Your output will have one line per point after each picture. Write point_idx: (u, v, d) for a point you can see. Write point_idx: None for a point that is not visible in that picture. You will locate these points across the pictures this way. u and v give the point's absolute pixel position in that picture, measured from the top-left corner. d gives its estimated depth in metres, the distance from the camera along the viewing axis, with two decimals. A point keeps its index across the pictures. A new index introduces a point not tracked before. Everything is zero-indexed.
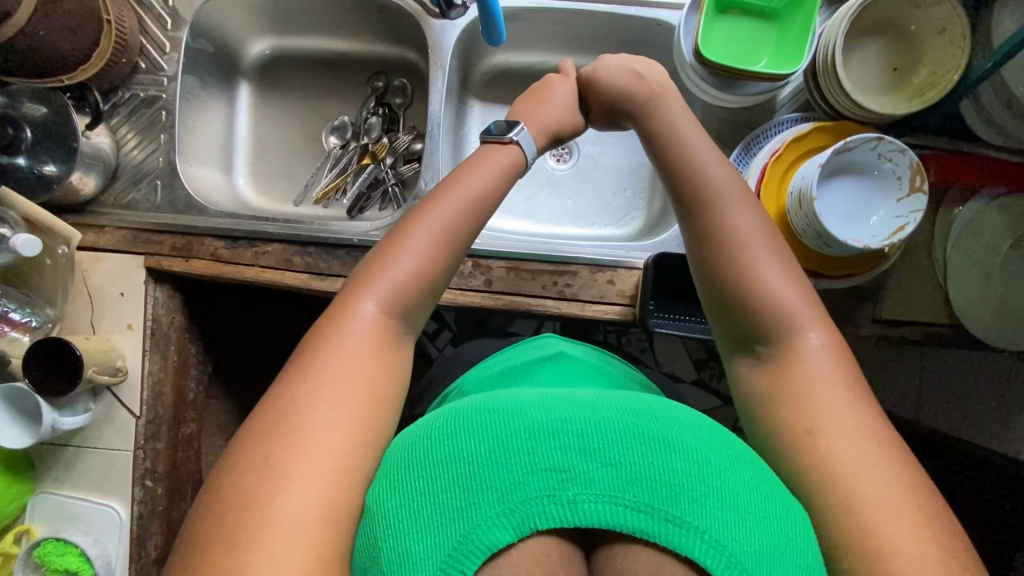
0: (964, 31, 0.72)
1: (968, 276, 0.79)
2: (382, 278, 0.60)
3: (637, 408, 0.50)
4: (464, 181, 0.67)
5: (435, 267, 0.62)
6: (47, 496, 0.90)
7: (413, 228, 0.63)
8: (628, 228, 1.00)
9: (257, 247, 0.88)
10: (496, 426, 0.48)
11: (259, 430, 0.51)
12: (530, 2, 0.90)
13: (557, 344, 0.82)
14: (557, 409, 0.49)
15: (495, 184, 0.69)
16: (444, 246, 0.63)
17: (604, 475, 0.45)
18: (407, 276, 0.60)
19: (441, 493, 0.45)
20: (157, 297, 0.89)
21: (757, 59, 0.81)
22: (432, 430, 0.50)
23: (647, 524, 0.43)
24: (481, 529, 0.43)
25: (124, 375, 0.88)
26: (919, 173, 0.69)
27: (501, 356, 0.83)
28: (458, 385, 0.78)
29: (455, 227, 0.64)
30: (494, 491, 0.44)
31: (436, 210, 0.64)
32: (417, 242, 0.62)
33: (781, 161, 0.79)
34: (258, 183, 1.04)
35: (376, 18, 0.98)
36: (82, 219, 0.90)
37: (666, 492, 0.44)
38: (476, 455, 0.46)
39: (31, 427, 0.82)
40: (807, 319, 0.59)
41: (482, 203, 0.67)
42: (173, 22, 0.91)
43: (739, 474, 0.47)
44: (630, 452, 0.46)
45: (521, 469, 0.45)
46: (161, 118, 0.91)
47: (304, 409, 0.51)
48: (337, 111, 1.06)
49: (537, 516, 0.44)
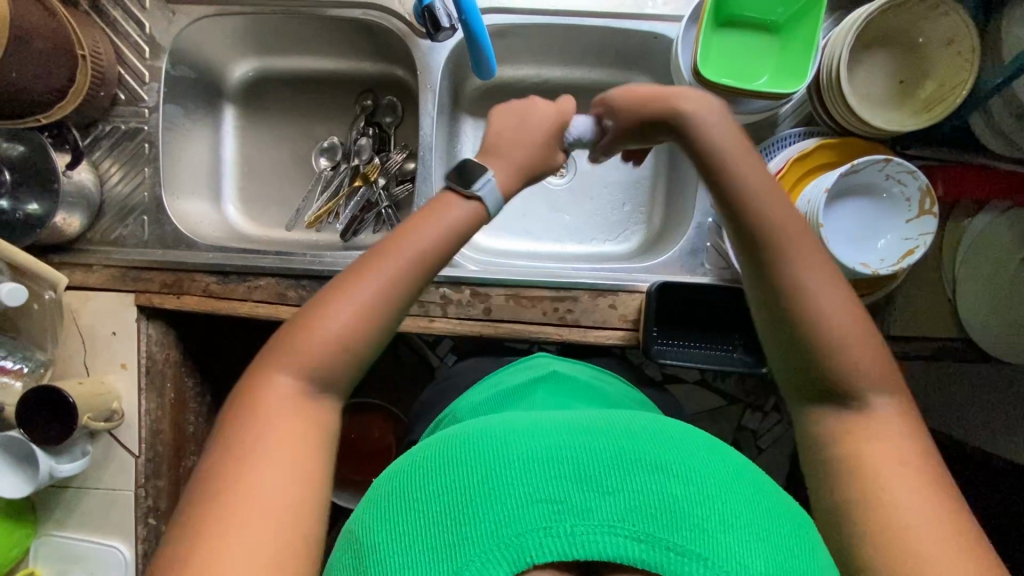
0: (973, 42, 0.69)
1: (977, 289, 0.78)
2: (318, 342, 0.54)
3: (632, 434, 0.48)
4: (424, 229, 0.61)
5: (385, 325, 0.57)
6: (51, 538, 0.89)
7: (352, 280, 0.56)
8: (628, 243, 0.98)
9: (250, 281, 0.86)
10: (490, 455, 0.46)
11: (207, 497, 0.47)
12: (520, 20, 0.87)
13: (551, 363, 0.79)
14: (548, 438, 0.47)
15: (458, 229, 0.63)
16: (382, 303, 0.56)
17: (601, 504, 0.43)
18: (336, 339, 0.54)
19: (432, 526, 0.43)
20: (150, 334, 0.87)
21: (758, 77, 0.78)
22: (427, 457, 0.49)
23: (648, 555, 0.41)
24: (474, 566, 0.41)
25: (120, 418, 0.86)
26: (929, 196, 0.67)
27: (492, 379, 0.78)
28: (453, 412, 0.72)
29: (400, 275, 0.58)
30: (486, 524, 0.42)
31: (375, 266, 0.57)
32: (358, 302, 0.55)
33: (785, 179, 0.76)
34: (248, 210, 1.02)
35: (361, 37, 0.94)
36: (69, 258, 0.88)
37: (667, 520, 0.42)
38: (470, 485, 0.44)
39: (29, 474, 0.80)
40: (884, 382, 0.55)
41: (421, 247, 0.59)
42: (152, 50, 0.88)
43: (755, 506, 0.45)
44: (626, 479, 0.44)
45: (514, 501, 0.43)
46: (144, 150, 0.89)
47: (264, 476, 0.48)
48: (325, 131, 1.02)
49: (533, 550, 0.41)
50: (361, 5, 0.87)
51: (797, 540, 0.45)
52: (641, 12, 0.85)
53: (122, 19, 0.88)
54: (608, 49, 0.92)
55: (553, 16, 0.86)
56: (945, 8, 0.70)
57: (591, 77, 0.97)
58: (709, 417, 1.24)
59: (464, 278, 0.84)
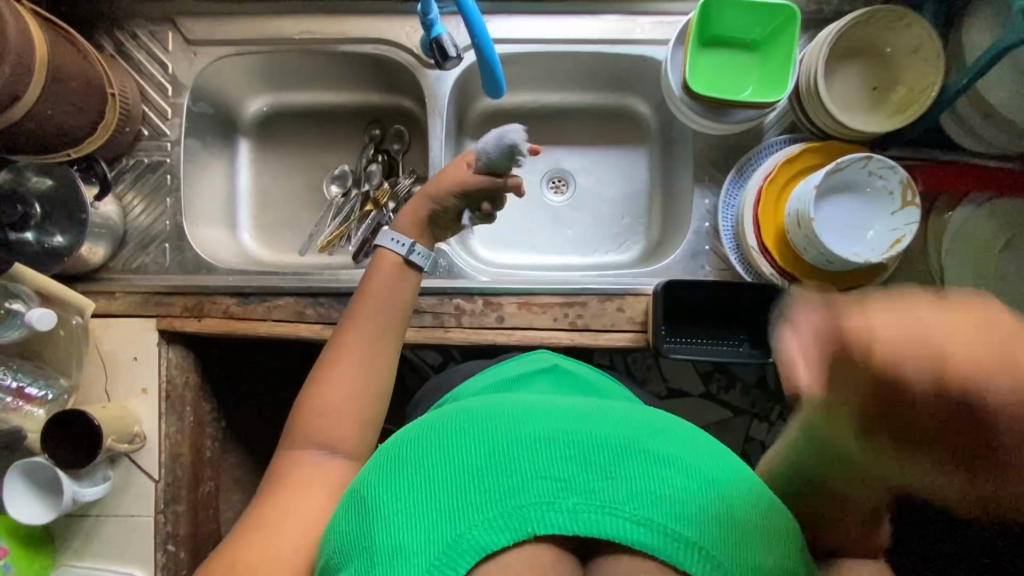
0: (937, 49, 0.76)
1: (965, 278, 0.82)
2: (319, 416, 0.64)
3: (641, 427, 0.52)
4: (373, 298, 0.72)
5: (370, 381, 0.67)
6: (67, 569, 0.88)
7: (339, 355, 0.68)
8: (629, 254, 1.02)
9: (269, 301, 0.89)
10: (499, 431, 0.50)
11: (265, 533, 0.56)
12: (521, 48, 0.93)
13: (556, 359, 0.81)
14: (556, 419, 0.51)
15: (401, 287, 0.74)
16: (373, 358, 0.68)
17: (606, 486, 0.47)
18: (339, 397, 0.65)
19: (440, 492, 0.48)
20: (170, 358, 0.89)
21: (743, 89, 0.84)
22: (434, 426, 0.53)
23: (646, 538, 0.46)
24: (478, 530, 0.46)
25: (141, 441, 0.87)
26: (909, 187, 0.73)
27: (495, 370, 0.80)
28: (454, 395, 0.75)
29: (372, 338, 0.69)
30: (492, 494, 0.47)
31: (358, 336, 0.69)
32: (345, 388, 0.66)
33: (774, 183, 0.81)
34: (262, 237, 1.06)
35: (370, 70, 1.00)
36: (92, 287, 0.90)
37: (666, 509, 0.47)
38: (478, 456, 0.49)
39: (51, 502, 0.81)
40: None
41: (390, 317, 0.72)
42: (174, 88, 0.94)
43: (746, 498, 0.50)
44: (630, 466, 0.48)
45: (521, 475, 0.48)
46: (166, 182, 0.93)
47: (305, 507, 0.58)
48: (336, 161, 1.08)
49: (535, 521, 0.46)
50: (371, 40, 0.94)
51: (777, 523, 0.50)
52: (631, 37, 0.92)
53: (145, 60, 0.94)
54: (601, 73, 0.99)
55: (551, 45, 0.93)
56: (908, 20, 0.78)
57: (585, 100, 1.04)
58: (718, 431, 1.27)
59: (475, 289, 0.88)
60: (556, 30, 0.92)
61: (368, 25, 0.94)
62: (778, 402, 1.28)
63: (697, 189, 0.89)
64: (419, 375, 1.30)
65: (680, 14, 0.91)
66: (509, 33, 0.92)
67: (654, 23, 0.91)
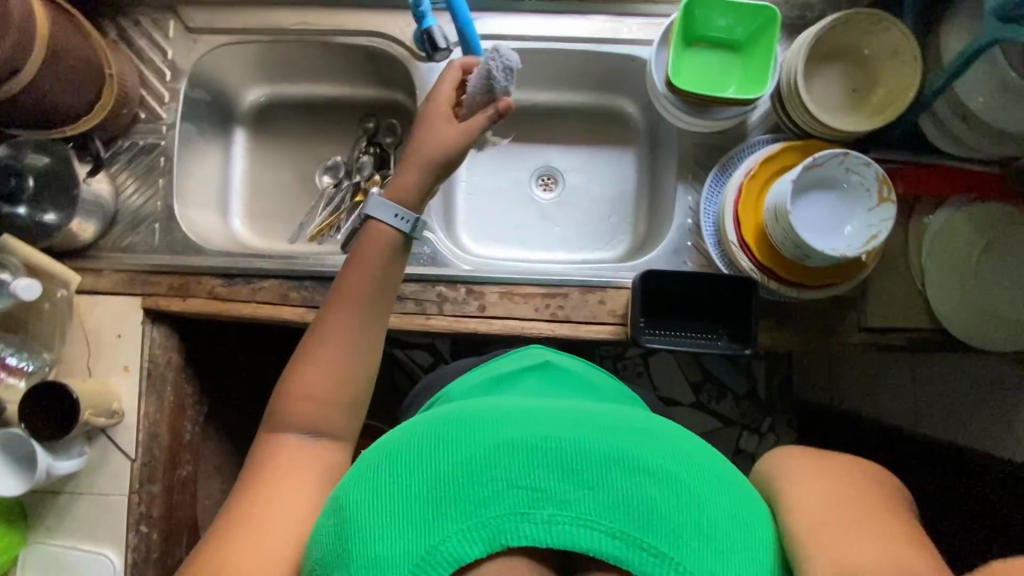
0: (914, 52, 0.79)
1: (944, 279, 0.82)
2: (302, 401, 0.63)
3: (623, 431, 0.51)
4: (357, 280, 0.66)
5: (353, 366, 0.65)
6: (39, 546, 0.87)
7: (319, 346, 0.64)
8: (615, 251, 1.03)
9: (254, 284, 0.90)
10: (477, 437, 0.50)
11: (245, 527, 0.56)
12: (512, 44, 0.95)
13: (547, 354, 0.74)
14: (535, 425, 0.51)
15: (393, 268, 0.68)
16: (355, 350, 0.65)
17: (582, 498, 0.47)
18: (319, 391, 0.63)
19: (417, 502, 0.48)
20: (154, 337, 0.90)
21: (727, 86, 0.86)
22: (412, 432, 0.52)
23: (621, 551, 0.46)
24: (454, 541, 0.47)
25: (120, 417, 0.87)
26: (886, 184, 0.74)
27: (487, 366, 0.75)
28: (448, 395, 0.70)
29: (360, 326, 0.65)
30: (470, 504, 0.47)
31: (337, 326, 0.65)
32: (326, 380, 0.64)
33: (755, 179, 0.83)
34: (254, 225, 1.07)
35: (365, 63, 1.03)
36: (81, 264, 0.92)
37: (643, 521, 0.47)
38: (454, 464, 0.49)
39: (23, 474, 0.80)
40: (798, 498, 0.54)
41: (373, 302, 0.66)
42: (173, 74, 0.96)
43: (731, 506, 0.49)
44: (609, 477, 0.48)
45: (497, 485, 0.48)
46: (160, 163, 0.95)
47: (285, 501, 0.58)
48: (330, 152, 1.09)
49: (509, 532, 0.47)
50: (367, 33, 0.96)
51: (760, 530, 0.49)
52: (619, 37, 0.94)
53: (147, 47, 0.96)
54: (590, 73, 1.01)
55: (540, 42, 0.95)
56: (886, 24, 0.80)
57: (576, 100, 1.06)
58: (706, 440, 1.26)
59: (458, 277, 0.89)
60: (546, 28, 0.95)
61: (364, 18, 0.96)
62: (769, 413, 1.27)
63: (680, 186, 0.91)
64: (408, 375, 1.29)
65: (666, 17, 0.94)
66: (500, 29, 0.95)
67: (641, 25, 0.94)
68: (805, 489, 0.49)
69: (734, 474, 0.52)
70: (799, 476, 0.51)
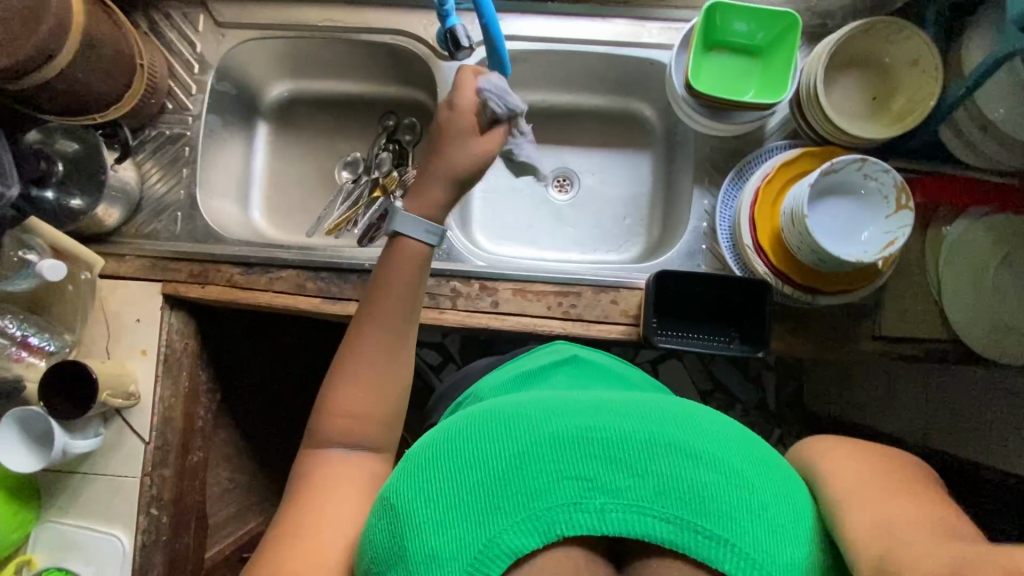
0: (935, 61, 0.79)
1: (960, 289, 0.82)
2: (342, 417, 0.64)
3: (666, 417, 0.51)
4: (384, 300, 0.67)
5: (385, 381, 0.66)
6: (52, 525, 0.89)
7: (350, 363, 0.65)
8: (629, 254, 1.04)
9: (271, 273, 0.92)
10: (522, 430, 0.50)
11: (288, 534, 0.57)
12: (534, 46, 0.97)
13: (573, 349, 0.75)
14: (578, 416, 0.51)
15: (420, 282, 0.69)
16: (387, 367, 0.66)
17: (631, 485, 0.48)
18: (353, 404, 0.64)
19: (468, 499, 0.48)
20: (172, 323, 0.91)
21: (745, 92, 0.87)
22: (455, 428, 0.53)
23: (677, 536, 0.46)
24: (509, 534, 0.47)
25: (136, 400, 0.89)
26: (903, 191, 0.73)
27: (517, 361, 0.75)
28: (474, 392, 0.71)
29: (390, 345, 0.66)
30: (521, 497, 0.48)
31: (367, 345, 0.65)
32: (357, 390, 0.64)
33: (771, 185, 0.83)
34: (273, 217, 1.09)
35: (387, 61, 1.04)
36: (104, 249, 0.94)
37: (696, 506, 0.47)
38: (501, 459, 0.49)
39: (40, 452, 0.82)
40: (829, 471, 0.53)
41: (401, 319, 0.67)
42: (200, 66, 0.99)
43: (777, 490, 0.49)
44: (658, 463, 0.48)
45: (547, 477, 0.48)
46: (184, 153, 0.97)
47: (323, 505, 0.59)
48: (349, 148, 1.11)
49: (562, 523, 0.47)
50: (391, 32, 0.98)
51: (805, 512, 0.49)
52: (639, 40, 0.95)
53: (176, 39, 0.99)
54: (609, 76, 1.02)
55: (561, 44, 0.97)
56: (908, 32, 0.81)
57: (594, 103, 1.07)
58: None
59: (471, 273, 0.89)
60: (568, 30, 0.96)
61: (388, 16, 0.98)
62: (777, 424, 1.26)
63: (697, 189, 0.91)
64: (416, 372, 1.30)
65: (688, 22, 0.94)
66: (521, 30, 0.96)
67: (662, 29, 0.95)
68: (842, 469, 0.52)
69: (774, 457, 0.52)
70: (835, 458, 0.54)
